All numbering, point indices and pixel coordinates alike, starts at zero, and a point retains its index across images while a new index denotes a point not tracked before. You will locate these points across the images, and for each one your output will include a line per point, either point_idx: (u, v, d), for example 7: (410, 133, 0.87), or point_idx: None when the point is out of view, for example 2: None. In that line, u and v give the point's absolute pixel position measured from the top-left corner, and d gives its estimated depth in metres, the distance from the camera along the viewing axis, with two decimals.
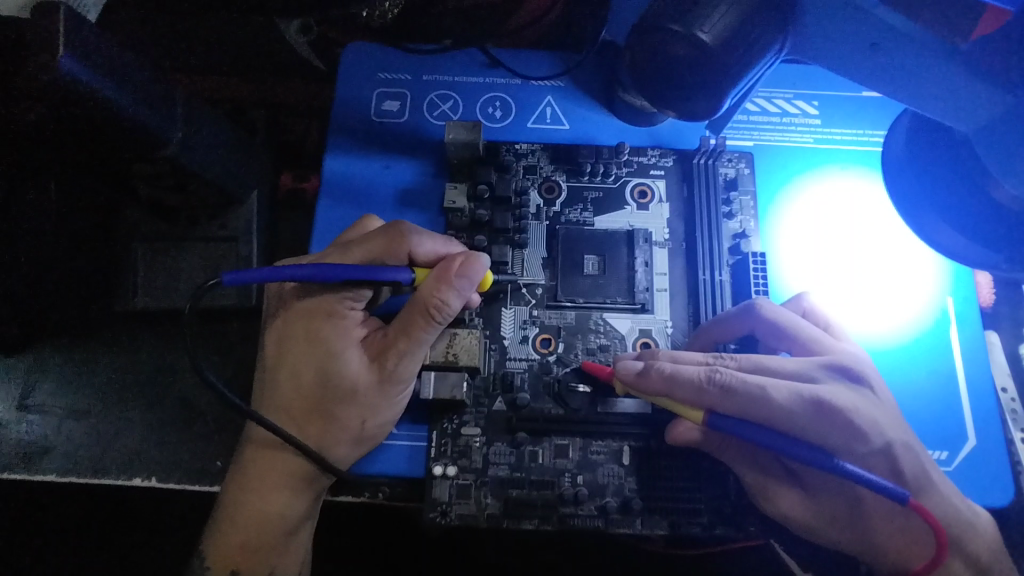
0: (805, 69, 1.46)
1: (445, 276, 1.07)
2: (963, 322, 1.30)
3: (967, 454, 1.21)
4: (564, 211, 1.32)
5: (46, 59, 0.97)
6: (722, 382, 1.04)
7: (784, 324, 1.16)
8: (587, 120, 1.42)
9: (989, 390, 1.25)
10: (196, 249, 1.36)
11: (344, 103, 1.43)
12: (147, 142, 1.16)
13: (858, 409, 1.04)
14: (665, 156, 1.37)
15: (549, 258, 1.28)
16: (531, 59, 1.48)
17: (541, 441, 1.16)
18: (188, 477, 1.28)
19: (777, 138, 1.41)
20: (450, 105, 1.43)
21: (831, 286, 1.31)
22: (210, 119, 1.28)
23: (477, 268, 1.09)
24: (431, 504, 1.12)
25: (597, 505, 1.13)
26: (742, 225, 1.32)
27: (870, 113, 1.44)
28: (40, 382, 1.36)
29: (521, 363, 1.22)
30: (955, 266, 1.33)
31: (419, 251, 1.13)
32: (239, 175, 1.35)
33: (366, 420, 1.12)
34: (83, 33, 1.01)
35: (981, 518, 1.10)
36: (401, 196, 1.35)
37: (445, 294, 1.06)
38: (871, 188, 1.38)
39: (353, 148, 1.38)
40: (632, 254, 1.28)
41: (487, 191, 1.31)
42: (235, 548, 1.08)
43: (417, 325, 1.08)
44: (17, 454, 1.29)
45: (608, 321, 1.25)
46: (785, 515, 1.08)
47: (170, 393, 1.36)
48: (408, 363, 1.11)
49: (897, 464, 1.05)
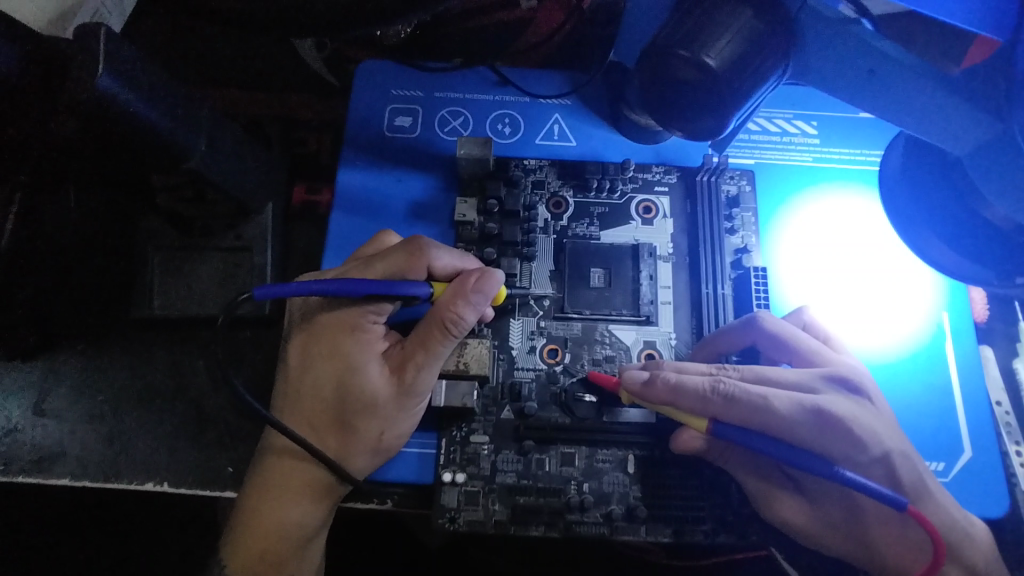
0: (803, 92, 1.51)
1: (461, 292, 1.11)
2: (958, 336, 1.33)
3: (963, 466, 1.24)
4: (570, 225, 1.36)
5: (86, 77, 1.01)
6: (725, 392, 1.08)
7: (785, 335, 1.19)
8: (593, 138, 1.47)
9: (984, 404, 1.28)
10: (212, 257, 1.39)
11: (357, 118, 1.47)
12: (172, 155, 1.19)
13: (857, 418, 1.08)
14: (669, 172, 1.41)
15: (557, 271, 1.32)
16: (540, 77, 1.53)
17: (548, 449, 1.19)
18: (200, 482, 1.30)
19: (777, 157, 1.46)
20: (461, 121, 1.48)
21: (830, 301, 1.34)
22: (228, 131, 1.31)
23: (493, 284, 1.12)
24: (440, 510, 1.15)
25: (602, 513, 1.16)
26: (743, 241, 1.36)
27: (868, 132, 1.49)
28: (55, 387, 1.38)
29: (529, 373, 1.25)
30: (951, 283, 1.37)
31: (438, 265, 1.17)
32: (256, 186, 1.38)
33: (384, 431, 1.15)
34: (118, 52, 1.04)
35: (977, 528, 1.13)
36: (413, 209, 1.39)
37: (461, 309, 1.10)
38: (870, 206, 1.42)
39: (365, 160, 1.43)
40: (637, 267, 1.32)
41: (496, 205, 1.35)
42: (252, 551, 1.11)
43: (433, 338, 1.12)
44: (32, 458, 1.31)
45: (613, 332, 1.29)
46: (788, 524, 1.11)
47: (182, 399, 1.37)
48: (424, 375, 1.13)
49: (895, 472, 1.09)
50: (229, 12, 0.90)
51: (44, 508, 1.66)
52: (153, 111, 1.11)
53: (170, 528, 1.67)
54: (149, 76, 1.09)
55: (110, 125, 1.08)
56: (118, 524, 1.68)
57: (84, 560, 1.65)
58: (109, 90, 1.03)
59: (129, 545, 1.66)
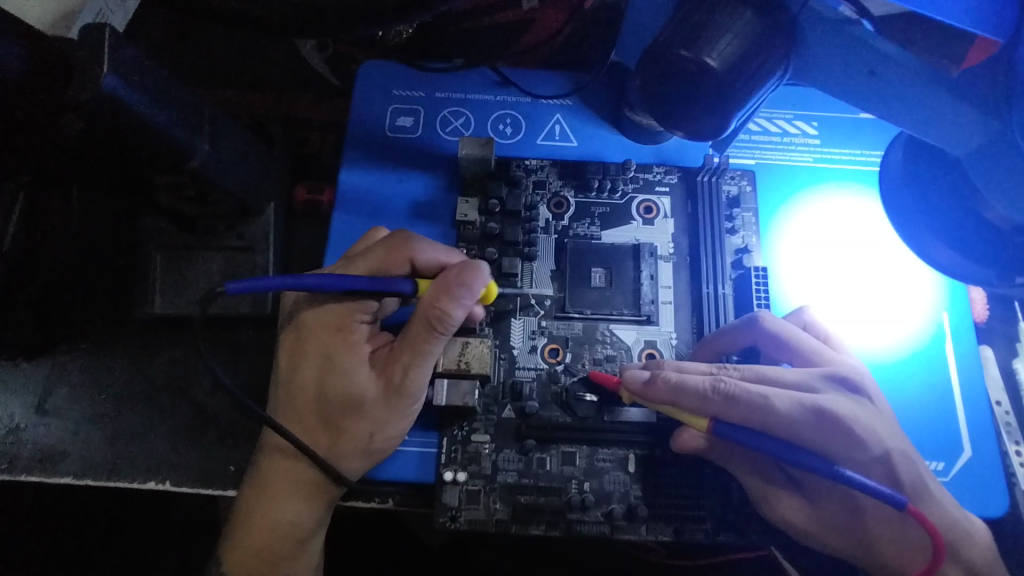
0: (803, 92, 1.52)
1: (446, 288, 1.08)
2: (958, 337, 1.34)
3: (963, 466, 1.25)
4: (572, 225, 1.37)
5: (91, 77, 1.02)
6: (726, 391, 1.08)
7: (785, 334, 1.19)
8: (595, 138, 1.47)
9: (983, 404, 1.29)
10: (214, 257, 1.39)
11: (359, 118, 1.47)
12: (175, 155, 1.20)
13: (857, 417, 1.08)
14: (670, 173, 1.42)
15: (558, 270, 1.33)
16: (541, 78, 1.53)
17: (549, 448, 1.20)
18: (201, 481, 1.31)
19: (778, 157, 1.46)
20: (462, 121, 1.48)
21: (830, 301, 1.35)
22: (231, 131, 1.32)
23: (477, 277, 1.09)
24: (441, 509, 1.15)
25: (602, 512, 1.16)
26: (744, 241, 1.37)
27: (868, 133, 1.49)
28: (57, 386, 1.38)
29: (530, 372, 1.25)
30: (951, 283, 1.37)
31: (421, 258, 1.17)
32: (258, 186, 1.39)
33: (375, 433, 1.15)
34: (122, 53, 1.05)
35: (977, 527, 1.13)
36: (414, 209, 1.39)
37: (445, 305, 1.07)
38: (870, 206, 1.43)
39: (367, 160, 1.43)
40: (638, 267, 1.32)
41: (498, 205, 1.36)
42: (253, 549, 1.12)
43: (421, 337, 1.10)
44: (34, 456, 1.32)
45: (614, 331, 1.29)
46: (789, 524, 1.11)
47: (183, 399, 1.38)
48: (414, 375, 1.13)
49: (896, 472, 1.09)
50: (233, 14, 0.90)
51: (46, 506, 1.66)
52: (156, 111, 1.11)
53: (171, 527, 1.68)
54: (153, 75, 1.10)
55: (114, 125, 1.09)
56: (119, 523, 1.68)
57: (85, 558, 1.65)
58: (113, 90, 1.03)
59: (130, 544, 1.67)
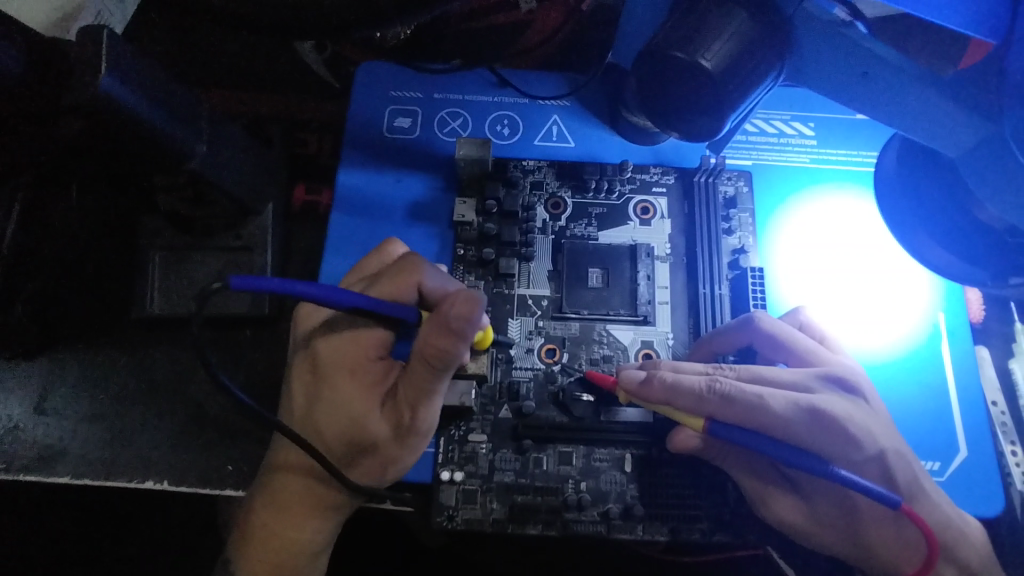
0: (800, 93, 1.52)
1: (444, 324, 0.99)
2: (954, 337, 1.34)
3: (958, 466, 1.25)
4: (569, 226, 1.37)
5: (88, 77, 1.03)
6: (721, 391, 1.08)
7: (780, 336, 1.20)
8: (592, 139, 1.48)
9: (979, 404, 1.29)
10: (212, 257, 1.40)
11: (357, 118, 1.48)
12: (172, 155, 1.20)
13: (852, 417, 1.09)
14: (667, 174, 1.42)
15: (555, 271, 1.33)
16: (538, 78, 1.54)
17: (546, 448, 1.20)
18: (200, 480, 1.31)
19: (774, 158, 1.47)
20: (460, 122, 1.49)
21: (826, 302, 1.35)
22: (228, 132, 1.32)
23: (476, 310, 0.97)
24: (438, 509, 1.16)
25: (599, 512, 1.16)
26: (740, 241, 1.37)
27: (864, 134, 1.49)
28: (56, 385, 1.39)
29: (527, 372, 1.26)
30: (947, 283, 1.38)
31: (428, 285, 1.15)
32: (256, 186, 1.39)
33: (386, 466, 1.13)
34: (119, 53, 1.05)
35: (971, 526, 1.14)
36: (412, 209, 1.40)
37: (444, 344, 0.99)
38: (866, 207, 1.43)
39: (364, 161, 1.44)
40: (634, 268, 1.33)
41: (495, 205, 1.36)
42: (251, 548, 1.12)
43: (423, 375, 1.04)
44: (34, 455, 1.32)
45: (611, 331, 1.30)
46: (784, 523, 1.11)
47: (182, 398, 1.38)
48: (423, 413, 1.09)
49: (890, 471, 1.09)
50: (228, 15, 0.91)
51: (47, 505, 1.67)
52: (153, 112, 1.12)
53: (171, 526, 1.68)
54: (149, 76, 1.11)
55: (111, 125, 1.09)
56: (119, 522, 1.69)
57: (86, 557, 1.66)
58: (110, 90, 1.04)
59: (131, 544, 1.67)
